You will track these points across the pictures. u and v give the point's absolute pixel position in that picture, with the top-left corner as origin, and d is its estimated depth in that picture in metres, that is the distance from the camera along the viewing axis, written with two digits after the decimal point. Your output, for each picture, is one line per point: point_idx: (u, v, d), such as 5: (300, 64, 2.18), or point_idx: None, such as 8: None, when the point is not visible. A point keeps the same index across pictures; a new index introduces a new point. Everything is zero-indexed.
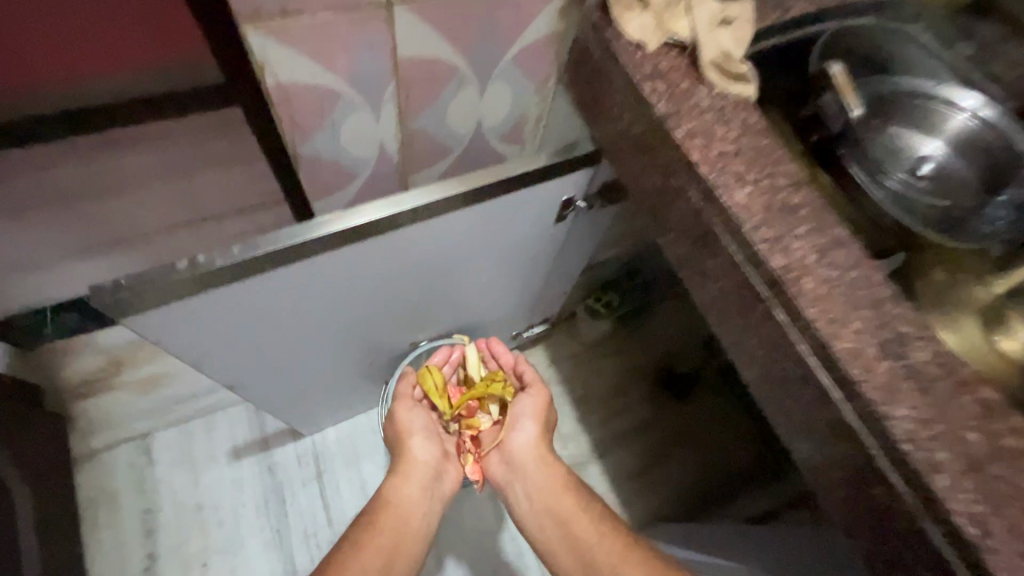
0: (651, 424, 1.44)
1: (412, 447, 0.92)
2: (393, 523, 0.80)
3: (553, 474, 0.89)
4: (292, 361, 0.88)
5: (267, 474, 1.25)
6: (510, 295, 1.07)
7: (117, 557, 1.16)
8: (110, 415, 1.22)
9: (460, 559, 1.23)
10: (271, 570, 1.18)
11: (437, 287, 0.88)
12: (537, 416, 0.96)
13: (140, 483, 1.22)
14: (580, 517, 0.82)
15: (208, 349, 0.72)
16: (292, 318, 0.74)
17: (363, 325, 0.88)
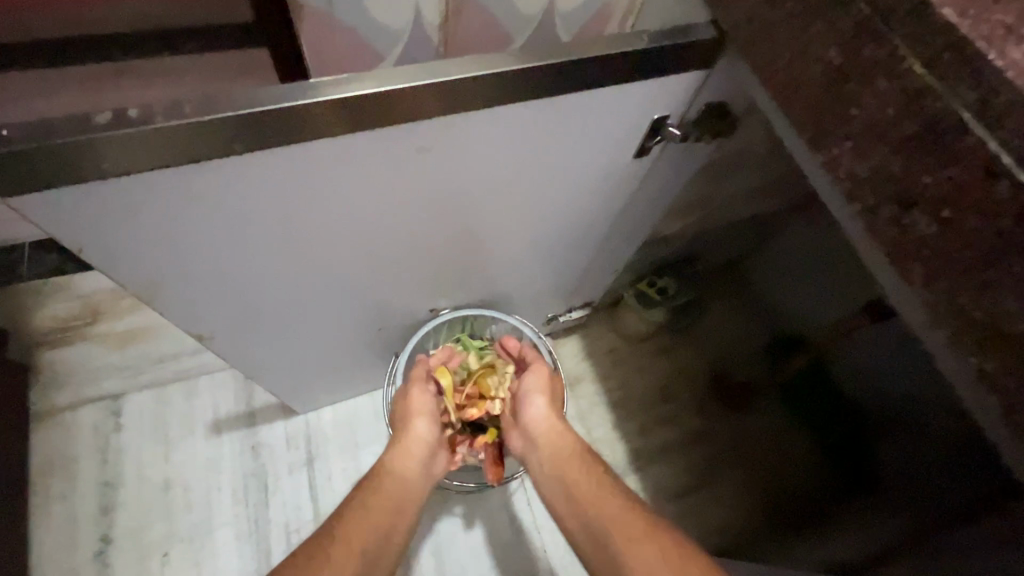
0: (697, 435, 1.25)
1: (416, 425, 0.75)
2: (384, 507, 0.64)
3: (565, 442, 0.70)
4: (282, 313, 0.69)
5: (249, 455, 1.07)
6: (558, 262, 0.87)
7: (67, 534, 0.99)
8: (82, 365, 1.07)
9: (474, 518, 1.08)
10: (242, 569, 0.99)
11: (475, 233, 0.68)
12: (546, 388, 0.78)
13: (102, 450, 1.05)
14: (596, 489, 0.62)
15: (163, 278, 0.53)
16: (280, 247, 0.56)
17: (376, 274, 0.69)
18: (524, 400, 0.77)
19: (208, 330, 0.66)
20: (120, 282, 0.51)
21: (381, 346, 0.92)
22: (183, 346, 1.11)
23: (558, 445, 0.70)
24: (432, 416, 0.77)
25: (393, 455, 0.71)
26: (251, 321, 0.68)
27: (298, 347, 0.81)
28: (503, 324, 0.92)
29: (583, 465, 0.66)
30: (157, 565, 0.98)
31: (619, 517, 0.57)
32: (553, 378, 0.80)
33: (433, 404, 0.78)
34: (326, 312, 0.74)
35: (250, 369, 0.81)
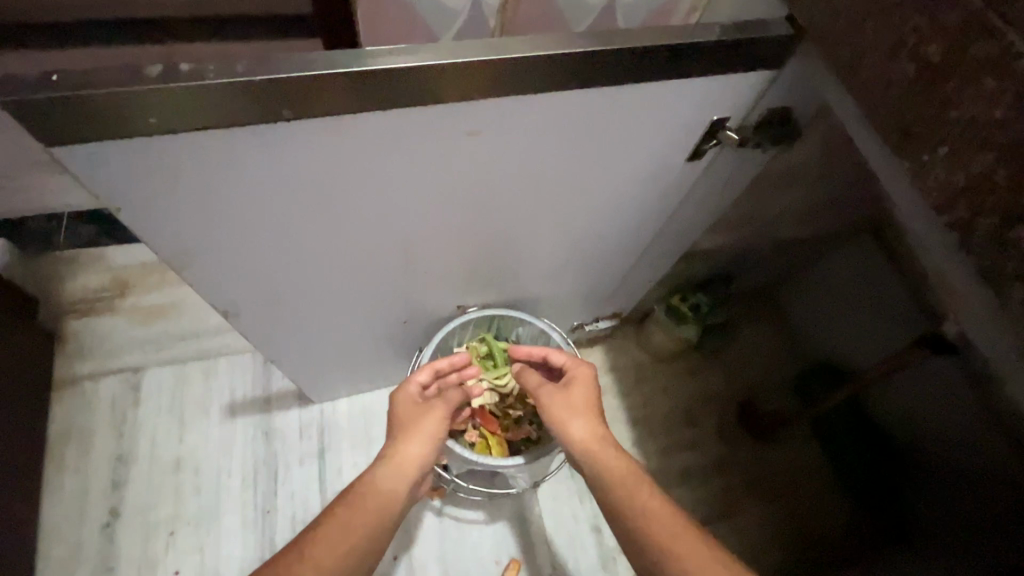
0: (723, 465, 1.18)
1: (412, 441, 0.71)
2: (362, 523, 0.62)
3: (618, 462, 0.66)
4: (312, 296, 0.68)
5: (261, 440, 1.05)
6: (592, 267, 0.85)
7: (75, 507, 0.97)
8: (103, 338, 1.10)
9: (491, 521, 1.05)
10: (246, 556, 0.96)
11: (512, 228, 0.66)
12: (580, 398, 0.74)
13: (118, 423, 1.03)
14: (653, 501, 0.61)
15: (196, 247, 0.52)
16: (313, 226, 0.54)
17: (407, 263, 0.67)
18: (564, 422, 0.72)
19: (233, 307, 0.64)
20: (154, 247, 0.50)
21: (404, 341, 0.90)
22: (207, 326, 1.13)
23: (608, 464, 0.66)
24: (431, 436, 0.72)
25: (379, 467, 0.68)
26: (279, 301, 0.67)
27: (322, 334, 0.79)
28: (528, 327, 0.87)
29: (631, 472, 0.65)
30: (161, 546, 0.95)
31: (680, 542, 0.56)
32: (592, 380, 0.77)
33: (435, 423, 0.73)
34: (355, 299, 0.72)
35: (272, 352, 0.80)
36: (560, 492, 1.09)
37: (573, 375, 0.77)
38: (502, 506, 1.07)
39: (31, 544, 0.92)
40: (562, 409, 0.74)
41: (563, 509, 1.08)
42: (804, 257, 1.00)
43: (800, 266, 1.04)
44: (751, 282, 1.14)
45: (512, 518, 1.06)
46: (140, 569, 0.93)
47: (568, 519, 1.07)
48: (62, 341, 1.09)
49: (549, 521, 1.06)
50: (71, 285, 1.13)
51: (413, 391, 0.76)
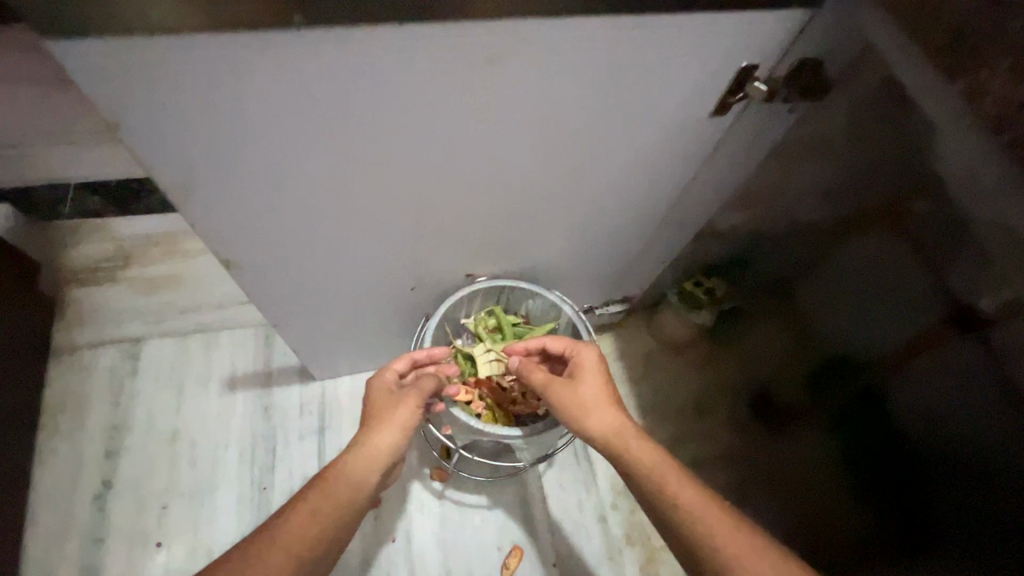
0: (732, 455, 1.16)
1: (384, 430, 0.67)
2: (328, 510, 0.61)
3: (645, 451, 0.64)
4: (317, 251, 0.66)
5: (260, 415, 1.03)
6: (607, 238, 0.82)
7: (68, 474, 0.94)
8: (103, 308, 1.08)
9: (494, 507, 1.01)
10: (240, 534, 0.93)
11: (528, 185, 0.63)
12: (590, 385, 0.71)
13: (116, 392, 1.01)
14: (676, 478, 0.61)
15: (200, 179, 0.50)
16: (321, 161, 0.51)
17: (418, 219, 0.64)
18: (581, 413, 0.69)
19: (237, 257, 0.62)
20: (156, 175, 0.48)
21: (409, 312, 0.88)
22: (209, 298, 1.12)
23: (635, 453, 0.64)
24: (403, 427, 0.68)
25: (349, 454, 0.65)
26: (284, 254, 0.64)
27: (326, 297, 0.77)
28: (539, 299, 0.83)
29: (651, 452, 0.64)
30: (154, 519, 0.92)
31: (705, 517, 0.57)
32: (597, 363, 0.73)
33: (409, 414, 0.69)
34: (361, 258, 0.69)
35: (275, 314, 0.77)
36: (565, 479, 1.06)
37: (577, 362, 0.74)
38: (505, 491, 1.03)
39: (21, 510, 0.89)
40: (578, 398, 0.70)
41: (568, 497, 1.04)
42: (829, 238, 0.98)
43: (822, 248, 1.02)
44: (768, 270, 1.13)
45: (516, 505, 1.02)
46: (131, 540, 0.91)
47: (573, 507, 1.04)
48: (62, 308, 1.07)
49: (553, 508, 1.03)
50: (75, 254, 1.12)
51: (387, 379, 0.74)
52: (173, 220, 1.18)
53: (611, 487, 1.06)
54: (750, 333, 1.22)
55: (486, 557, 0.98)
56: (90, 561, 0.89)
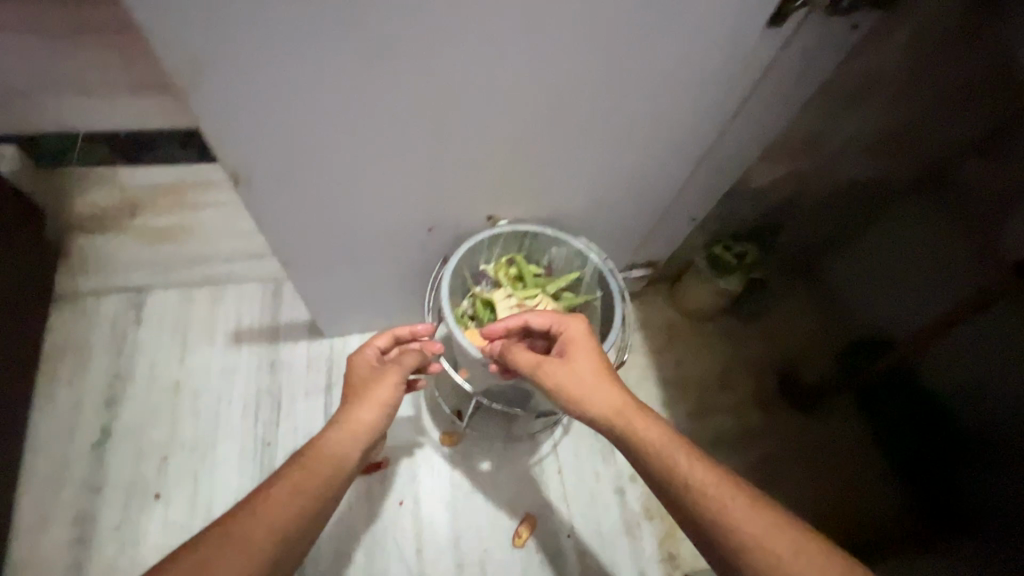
0: (759, 433, 1.09)
1: (363, 404, 0.66)
2: (308, 486, 0.58)
3: (652, 430, 0.57)
4: (328, 163, 0.61)
5: (266, 370, 0.99)
6: (637, 179, 0.77)
7: (66, 422, 0.91)
8: (108, 256, 1.05)
9: (507, 474, 0.96)
10: (242, 489, 0.89)
11: (560, 92, 0.60)
12: (581, 361, 0.62)
13: (118, 341, 0.98)
14: (689, 455, 0.55)
15: (207, 55, 0.46)
16: (344, 35, 0.48)
17: (438, 128, 0.60)
18: (577, 395, 0.61)
19: (243, 165, 0.58)
20: (162, 47, 0.45)
21: (424, 258, 0.83)
22: (217, 251, 1.08)
23: (643, 434, 0.57)
24: (382, 401, 0.67)
25: (329, 428, 0.64)
26: (294, 165, 0.60)
27: (338, 232, 0.72)
28: (562, 247, 0.78)
29: (658, 431, 0.57)
30: (153, 469, 0.89)
31: (722, 496, 0.52)
32: (587, 337, 0.64)
33: (389, 387, 0.68)
34: (374, 179, 0.65)
35: (281, 248, 0.73)
36: (581, 449, 1.00)
37: (565, 338, 0.65)
38: (519, 458, 0.98)
39: (16, 454, 0.86)
40: (570, 379, 0.61)
41: (585, 467, 0.99)
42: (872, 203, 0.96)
43: (861, 216, 1.00)
44: (795, 238, 1.08)
45: (529, 473, 0.97)
46: (128, 490, 0.87)
47: (589, 477, 0.98)
48: (67, 255, 1.04)
49: (568, 478, 0.98)
50: (81, 201, 1.09)
51: (364, 357, 0.72)
52: (182, 172, 1.15)
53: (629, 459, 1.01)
54: (776, 307, 1.17)
55: (496, 525, 0.93)
56: (85, 509, 0.85)
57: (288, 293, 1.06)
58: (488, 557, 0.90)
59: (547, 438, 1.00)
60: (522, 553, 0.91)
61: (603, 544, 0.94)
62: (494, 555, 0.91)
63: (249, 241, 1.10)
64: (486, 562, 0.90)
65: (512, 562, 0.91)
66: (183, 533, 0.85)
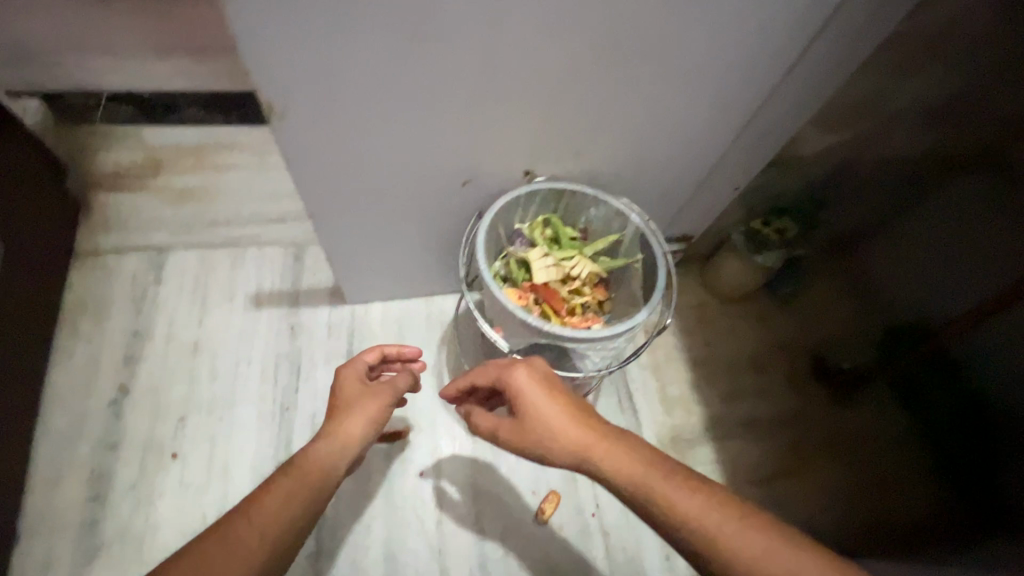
0: (790, 419, 1.03)
1: (351, 419, 0.63)
2: (291, 492, 0.55)
3: (626, 459, 0.54)
4: (367, 99, 0.57)
5: (286, 334, 0.96)
6: (682, 132, 0.74)
7: (84, 379, 0.89)
8: (130, 214, 1.03)
9: None
10: (259, 453, 0.87)
11: (619, 25, 0.55)
12: (538, 403, 0.59)
13: (138, 299, 0.96)
14: (667, 480, 0.52)
15: None
16: None
17: (484, 61, 0.56)
18: (537, 441, 0.58)
19: (277, 97, 0.55)
20: None
21: (456, 217, 0.80)
22: (239, 213, 1.05)
23: (615, 463, 0.54)
24: (368, 419, 0.64)
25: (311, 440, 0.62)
26: (331, 100, 0.56)
27: (371, 181, 0.69)
28: (601, 209, 0.74)
29: (629, 458, 0.54)
30: (170, 429, 0.87)
31: (707, 521, 0.49)
32: (532, 382, 0.60)
33: (376, 403, 0.66)
34: (413, 121, 0.61)
35: (310, 196, 0.70)
36: None
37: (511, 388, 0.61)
38: None
39: (34, 408, 0.84)
40: (527, 429, 0.59)
41: None
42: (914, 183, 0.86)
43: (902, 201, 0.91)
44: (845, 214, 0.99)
45: None
46: (145, 449, 0.85)
47: None
48: (88, 212, 1.02)
49: None
50: (104, 159, 1.07)
51: (349, 371, 0.69)
52: (205, 133, 1.12)
53: (656, 439, 0.98)
54: (817, 287, 1.09)
55: (519, 500, 0.89)
56: (101, 466, 0.83)
57: (310, 258, 1.03)
58: (509, 532, 0.87)
59: None
60: (544, 530, 0.88)
61: (629, 525, 0.90)
62: (516, 531, 0.87)
63: (271, 206, 1.07)
64: (508, 537, 0.86)
65: (534, 539, 0.87)
66: (198, 495, 0.83)
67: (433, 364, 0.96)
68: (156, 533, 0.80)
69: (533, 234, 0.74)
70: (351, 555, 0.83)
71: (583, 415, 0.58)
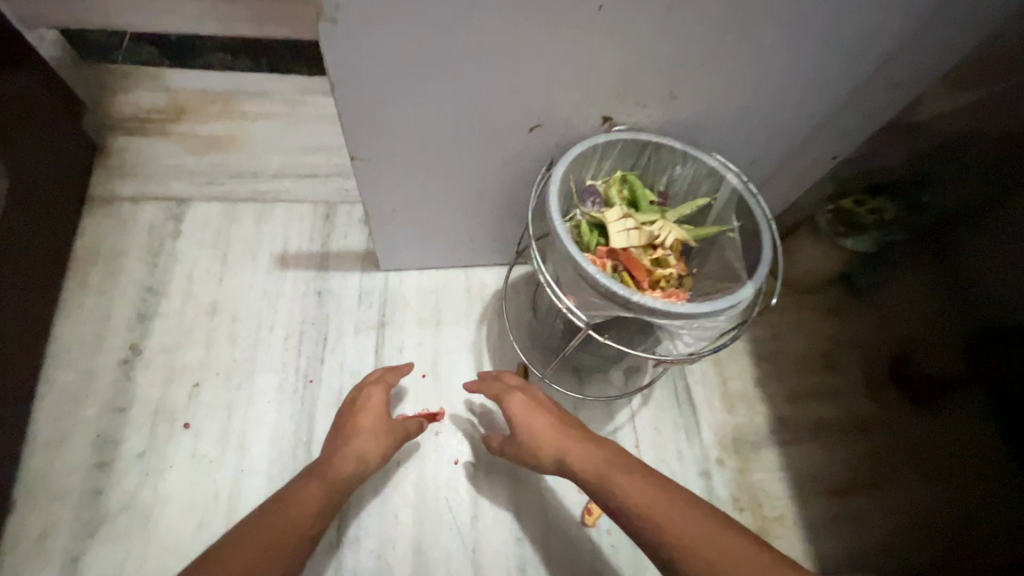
0: (865, 422, 0.90)
1: (356, 442, 0.66)
2: (315, 500, 0.61)
3: (591, 454, 0.65)
4: (444, 2, 0.47)
5: (312, 299, 0.87)
6: (795, 80, 0.62)
7: (92, 334, 0.81)
8: (149, 161, 0.94)
9: None
10: (279, 427, 0.78)
11: None
12: (533, 421, 0.69)
13: (153, 253, 0.87)
14: (623, 475, 0.62)
15: None
16: None
17: None
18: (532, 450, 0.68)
19: None
20: None
21: (516, 170, 0.69)
22: (266, 166, 0.96)
23: (587, 462, 0.64)
24: (373, 446, 0.67)
25: (330, 452, 0.66)
26: (401, 1, 0.46)
27: (429, 116, 0.59)
28: (690, 166, 0.63)
29: (595, 453, 0.65)
30: (183, 396, 0.78)
31: (654, 506, 0.58)
32: (526, 405, 0.70)
33: (384, 433, 0.68)
34: (491, 39, 0.51)
35: (354, 133, 0.60)
36: (662, 423, 0.87)
37: (509, 409, 0.71)
38: (591, 425, 0.85)
39: (35, 363, 0.76)
40: (524, 441, 0.69)
41: (665, 443, 0.86)
42: None
43: None
44: (946, 195, 0.85)
45: None
46: (155, 415, 0.77)
47: (672, 455, 0.85)
48: (105, 156, 0.94)
49: (647, 453, 0.84)
50: (125, 100, 0.98)
51: (376, 392, 0.71)
52: (233, 79, 1.03)
53: (717, 439, 0.87)
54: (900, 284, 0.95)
55: (562, 498, 0.79)
56: (107, 431, 0.75)
57: (341, 219, 0.94)
58: (551, 533, 0.77)
59: (623, 407, 0.88)
60: (591, 533, 0.78)
61: None
62: (558, 532, 0.77)
63: (302, 160, 0.98)
64: (549, 539, 0.77)
65: (579, 544, 0.77)
66: (211, 470, 0.75)
67: (472, 341, 0.86)
68: (164, 508, 0.72)
69: (610, 195, 0.63)
70: (376, 548, 0.74)
71: (568, 427, 0.68)
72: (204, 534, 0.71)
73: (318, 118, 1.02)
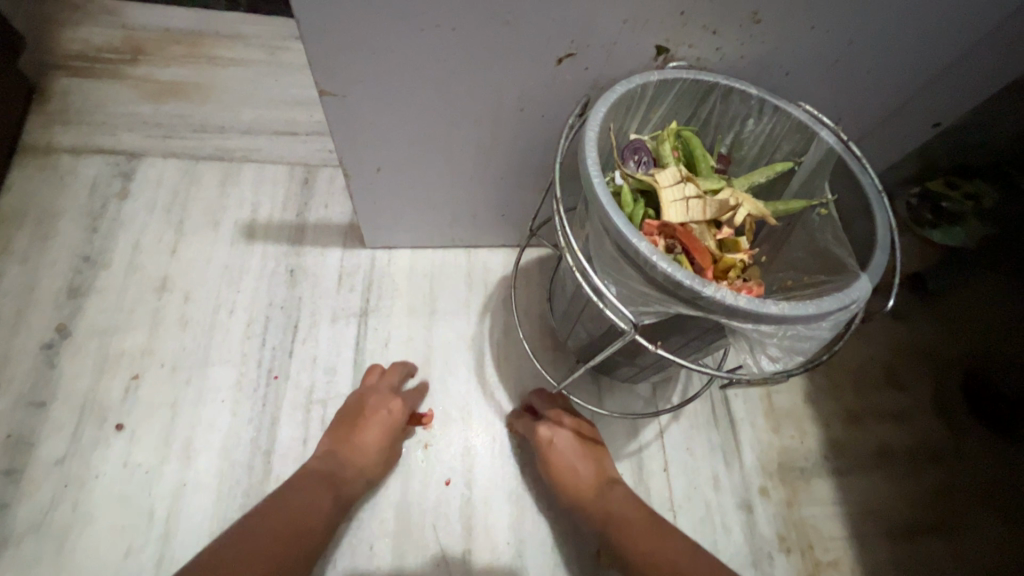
0: (939, 452, 0.72)
1: (356, 461, 0.59)
2: (317, 505, 0.54)
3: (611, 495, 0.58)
4: None
5: (282, 277, 0.72)
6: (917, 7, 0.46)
7: (11, 310, 0.66)
8: (96, 107, 0.79)
9: None
10: (233, 431, 0.64)
11: None
12: (561, 439, 0.62)
13: (94, 216, 0.73)
14: (637, 517, 0.55)
15: None
16: None
17: None
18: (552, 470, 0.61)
19: None
20: None
21: (536, 121, 0.54)
22: (237, 120, 0.81)
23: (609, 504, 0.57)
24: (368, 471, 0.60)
25: (338, 465, 0.59)
26: None
27: (426, 40, 0.44)
28: (767, 119, 0.48)
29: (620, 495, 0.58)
30: (119, 389, 0.64)
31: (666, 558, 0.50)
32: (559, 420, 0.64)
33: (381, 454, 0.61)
34: None
35: (325, 58, 0.45)
36: (696, 443, 0.71)
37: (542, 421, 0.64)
38: (611, 442, 0.70)
39: None
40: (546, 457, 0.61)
41: (698, 468, 0.70)
42: None
43: None
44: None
45: (626, 464, 0.69)
46: (83, 412, 0.63)
47: (706, 483, 0.69)
48: (43, 99, 0.79)
49: (679, 480, 0.69)
50: (72, 36, 0.83)
51: (397, 403, 0.64)
52: (203, 19, 0.88)
53: (759, 465, 0.71)
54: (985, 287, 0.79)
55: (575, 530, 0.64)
56: (21, 429, 0.61)
57: (321, 185, 0.79)
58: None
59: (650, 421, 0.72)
60: None
61: None
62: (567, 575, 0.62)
63: (279, 115, 0.83)
64: None
65: None
66: (147, 482, 0.61)
67: (472, 337, 0.72)
68: (85, 529, 0.58)
69: (663, 153, 0.48)
70: None
71: (595, 459, 0.62)
72: (130, 563, 0.57)
73: (301, 66, 0.87)
